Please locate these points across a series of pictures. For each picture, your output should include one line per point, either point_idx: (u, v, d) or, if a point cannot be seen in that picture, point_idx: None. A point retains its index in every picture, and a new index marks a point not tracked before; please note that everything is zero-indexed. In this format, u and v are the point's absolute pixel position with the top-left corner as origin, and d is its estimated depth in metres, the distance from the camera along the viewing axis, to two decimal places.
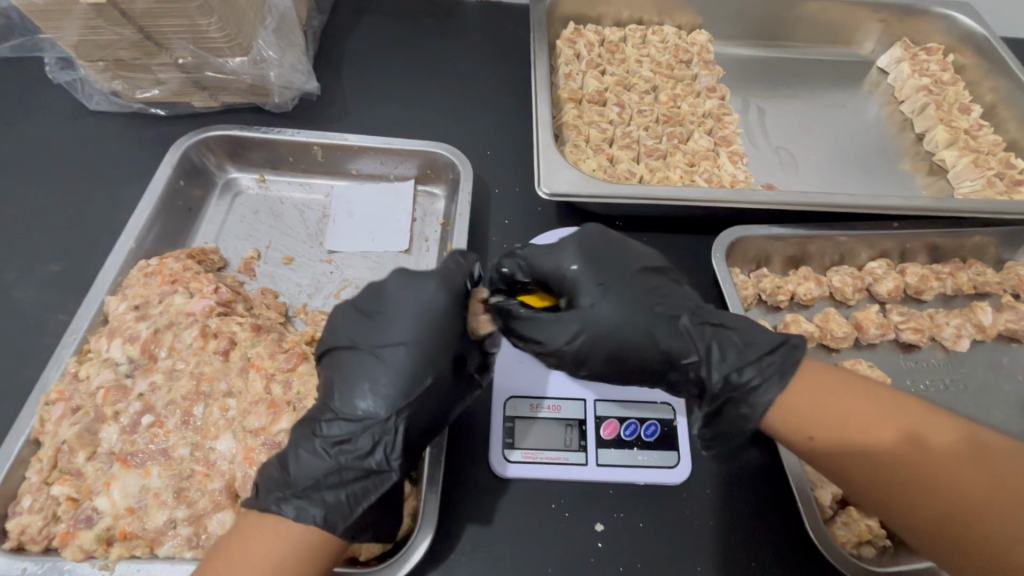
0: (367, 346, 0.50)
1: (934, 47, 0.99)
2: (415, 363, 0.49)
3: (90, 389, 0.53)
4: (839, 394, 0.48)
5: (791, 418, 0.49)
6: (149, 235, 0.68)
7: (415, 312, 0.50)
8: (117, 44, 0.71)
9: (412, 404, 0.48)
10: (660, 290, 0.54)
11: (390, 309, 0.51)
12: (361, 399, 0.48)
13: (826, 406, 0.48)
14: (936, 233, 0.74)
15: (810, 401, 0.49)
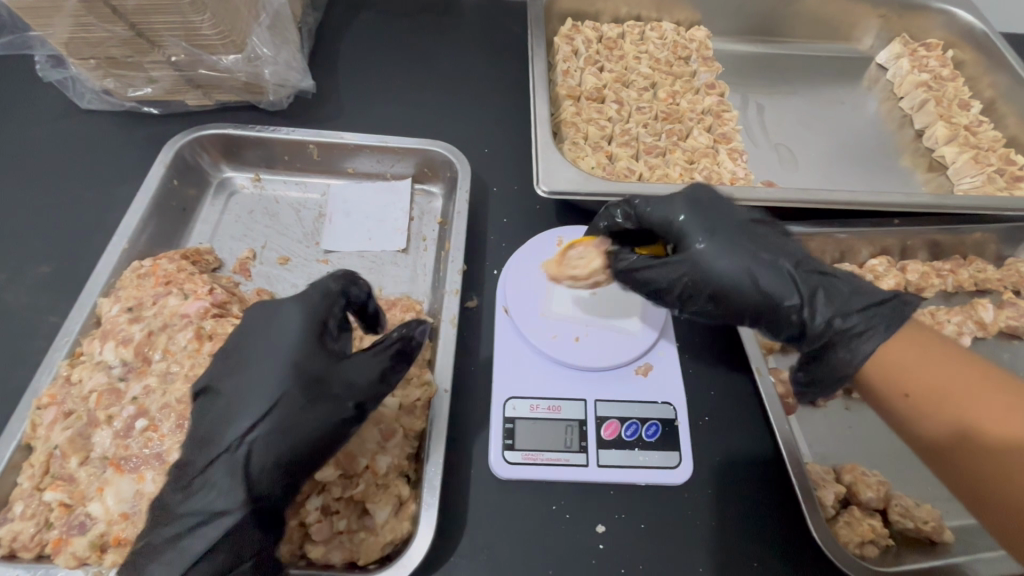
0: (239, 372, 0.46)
1: (934, 43, 0.98)
2: (269, 384, 0.45)
3: (82, 393, 0.52)
4: (945, 367, 0.49)
5: (887, 372, 0.51)
6: (143, 235, 0.67)
7: (281, 338, 0.47)
8: (109, 41, 0.70)
9: (271, 428, 0.44)
10: (768, 241, 0.54)
11: (250, 335, 0.48)
12: (237, 423, 0.44)
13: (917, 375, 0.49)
14: (936, 230, 0.74)
15: (914, 363, 0.50)
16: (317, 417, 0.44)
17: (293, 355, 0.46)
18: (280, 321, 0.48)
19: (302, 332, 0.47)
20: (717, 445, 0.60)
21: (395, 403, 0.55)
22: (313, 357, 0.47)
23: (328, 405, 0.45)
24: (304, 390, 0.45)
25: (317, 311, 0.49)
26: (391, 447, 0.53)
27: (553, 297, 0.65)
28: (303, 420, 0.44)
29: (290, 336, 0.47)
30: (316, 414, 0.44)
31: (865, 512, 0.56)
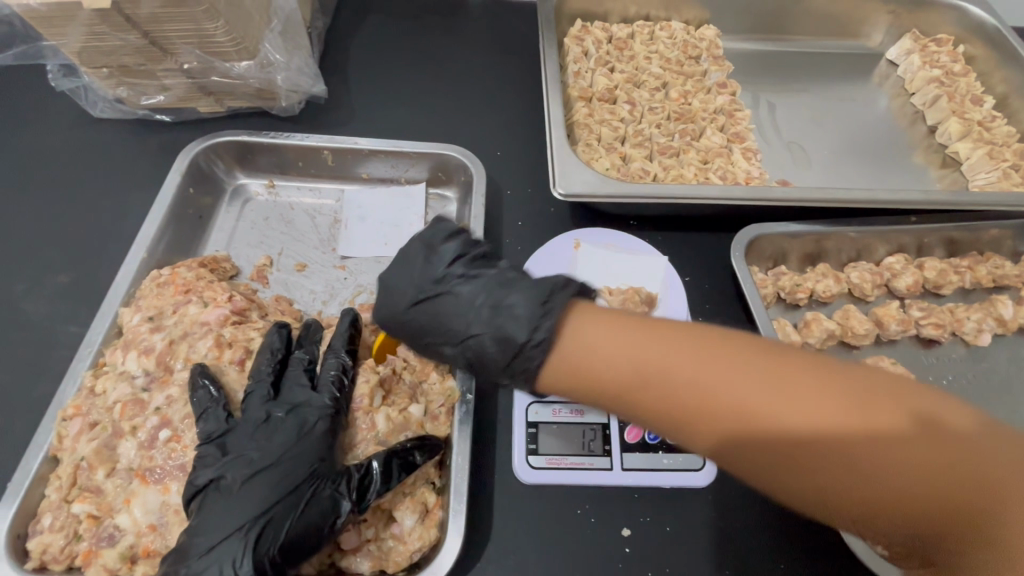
0: (251, 461, 0.48)
1: (944, 39, 0.98)
2: (290, 461, 0.48)
3: (107, 404, 0.52)
4: (665, 354, 0.40)
5: (640, 379, 0.41)
6: (160, 243, 0.67)
7: (297, 435, 0.50)
8: (122, 50, 0.70)
9: (287, 509, 0.46)
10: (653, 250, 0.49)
11: (277, 404, 0.52)
12: (256, 495, 0.47)
13: (718, 413, 0.38)
14: (953, 227, 0.73)
15: (651, 356, 0.40)
16: (313, 518, 0.46)
17: (308, 454, 0.49)
18: (300, 415, 0.51)
19: (321, 434, 0.50)
20: None
21: (420, 410, 0.55)
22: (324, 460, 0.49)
23: (326, 505, 0.46)
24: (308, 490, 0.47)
25: (331, 409, 0.52)
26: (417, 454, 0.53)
27: None
28: (304, 518, 0.46)
29: (312, 436, 0.50)
30: (314, 511, 0.46)
31: None
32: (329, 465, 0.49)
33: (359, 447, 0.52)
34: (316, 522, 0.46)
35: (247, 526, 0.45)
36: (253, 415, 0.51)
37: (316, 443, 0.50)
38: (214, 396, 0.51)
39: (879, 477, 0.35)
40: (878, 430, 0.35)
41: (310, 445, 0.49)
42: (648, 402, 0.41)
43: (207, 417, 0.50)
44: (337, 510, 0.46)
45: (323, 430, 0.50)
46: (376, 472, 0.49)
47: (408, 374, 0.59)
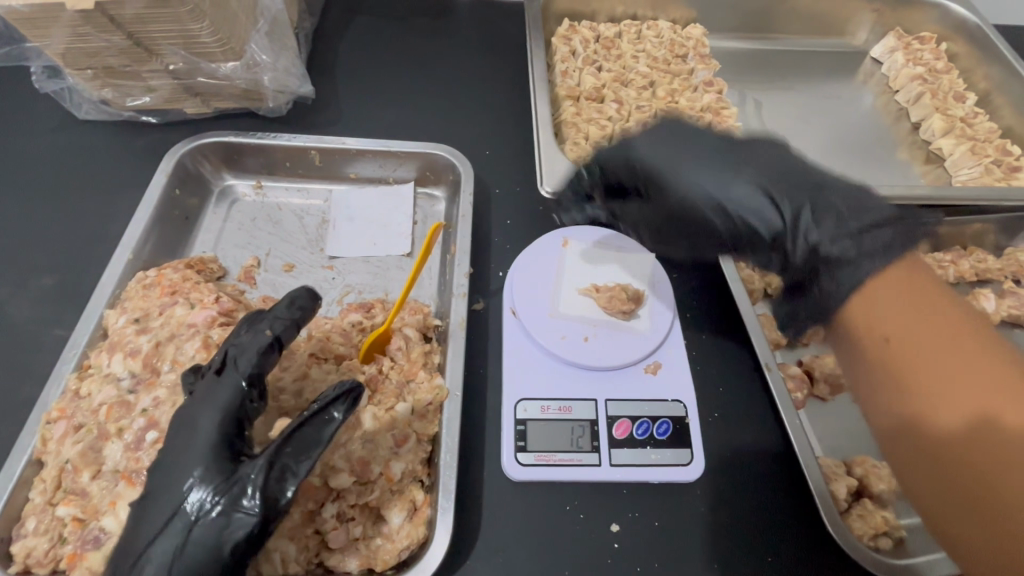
0: (157, 471, 0.43)
1: (927, 37, 1.00)
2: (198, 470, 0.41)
3: (92, 406, 0.52)
4: (925, 323, 0.46)
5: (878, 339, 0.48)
6: (147, 245, 0.67)
7: (194, 439, 0.43)
8: (107, 51, 0.70)
9: (195, 525, 0.40)
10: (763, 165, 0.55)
11: (199, 405, 0.44)
12: (167, 510, 0.41)
13: (931, 394, 0.45)
14: (937, 222, 0.74)
15: (907, 319, 0.47)
16: (207, 540, 0.40)
17: (190, 461, 0.42)
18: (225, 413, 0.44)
19: (209, 433, 0.43)
20: (728, 441, 0.60)
21: (408, 408, 0.55)
22: (211, 468, 0.41)
23: (216, 523, 0.40)
24: (193, 505, 0.40)
25: (232, 404, 0.44)
26: (404, 453, 0.53)
27: (561, 298, 0.65)
28: (192, 546, 0.40)
29: (201, 439, 0.43)
30: (219, 529, 0.40)
31: (878, 505, 0.56)
32: (222, 477, 0.41)
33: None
34: (210, 545, 0.39)
35: (148, 553, 0.40)
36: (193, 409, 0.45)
37: (208, 445, 0.42)
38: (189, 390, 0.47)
39: (952, 453, 0.44)
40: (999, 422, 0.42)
41: (200, 449, 0.42)
42: (874, 353, 0.48)
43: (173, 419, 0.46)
44: (230, 526, 0.40)
45: (213, 429, 0.43)
46: (257, 475, 0.40)
47: (397, 372, 0.58)
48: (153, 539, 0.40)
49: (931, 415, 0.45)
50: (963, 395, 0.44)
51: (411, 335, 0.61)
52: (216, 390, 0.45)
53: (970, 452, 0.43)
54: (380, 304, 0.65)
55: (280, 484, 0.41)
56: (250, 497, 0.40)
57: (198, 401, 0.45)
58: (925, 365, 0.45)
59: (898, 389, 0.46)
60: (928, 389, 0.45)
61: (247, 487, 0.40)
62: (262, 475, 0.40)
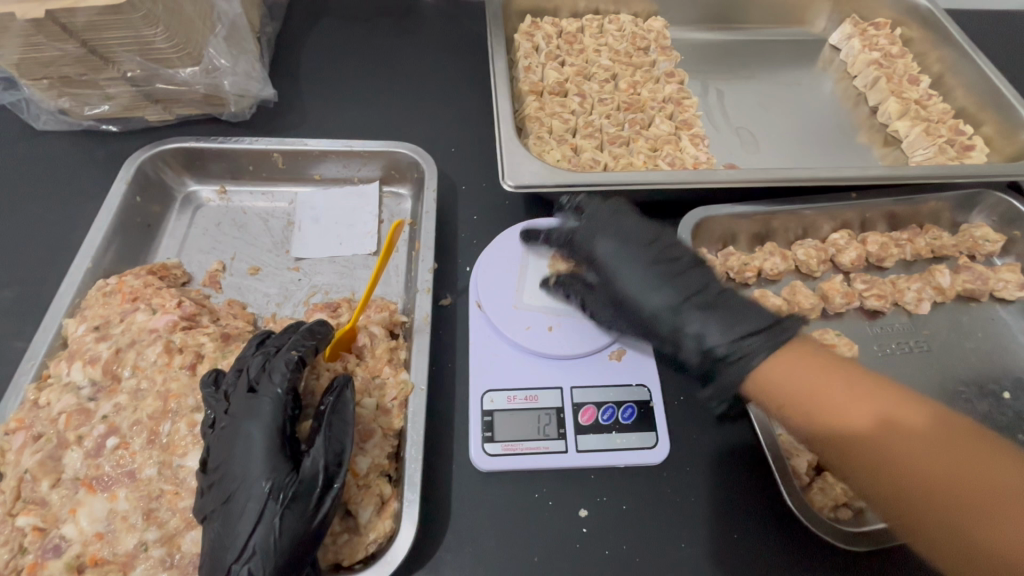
0: (222, 485, 0.45)
1: (882, 22, 1.02)
2: (262, 469, 0.44)
3: (51, 415, 0.52)
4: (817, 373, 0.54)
5: (769, 385, 0.55)
6: (107, 253, 0.66)
7: (248, 450, 0.45)
8: (61, 60, 0.69)
9: (277, 513, 0.43)
10: (683, 279, 0.61)
11: (240, 417, 0.47)
12: (245, 515, 0.43)
13: (861, 396, 0.53)
14: (892, 200, 0.76)
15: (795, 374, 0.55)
16: (297, 523, 0.44)
17: (256, 468, 0.45)
18: (268, 420, 0.47)
19: (259, 439, 0.46)
20: (692, 423, 0.61)
21: (372, 404, 0.56)
22: (277, 467, 0.45)
23: (300, 506, 0.44)
24: (273, 499, 0.44)
25: (274, 411, 0.47)
26: (370, 448, 0.53)
27: (525, 289, 0.66)
28: (285, 531, 0.43)
29: (256, 446, 0.45)
30: (297, 511, 0.44)
31: (838, 478, 0.58)
32: (286, 472, 0.45)
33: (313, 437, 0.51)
34: (301, 527, 0.44)
35: (243, 553, 0.42)
36: (234, 420, 0.47)
37: (264, 449, 0.45)
38: (206, 420, 0.49)
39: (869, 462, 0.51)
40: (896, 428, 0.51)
41: (259, 455, 0.45)
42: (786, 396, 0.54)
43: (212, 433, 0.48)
44: (314, 508, 0.44)
45: (265, 437, 0.46)
46: (322, 456, 0.46)
47: (362, 369, 0.59)
48: (245, 540, 0.43)
49: (847, 415, 0.52)
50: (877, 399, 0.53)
51: (376, 332, 0.61)
52: (250, 405, 0.47)
53: (879, 448, 0.51)
54: (346, 303, 0.66)
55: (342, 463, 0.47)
56: (321, 472, 0.46)
57: (232, 418, 0.47)
58: (839, 384, 0.53)
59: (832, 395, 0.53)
60: (845, 397, 0.53)
61: (319, 468, 0.46)
62: (326, 457, 0.47)
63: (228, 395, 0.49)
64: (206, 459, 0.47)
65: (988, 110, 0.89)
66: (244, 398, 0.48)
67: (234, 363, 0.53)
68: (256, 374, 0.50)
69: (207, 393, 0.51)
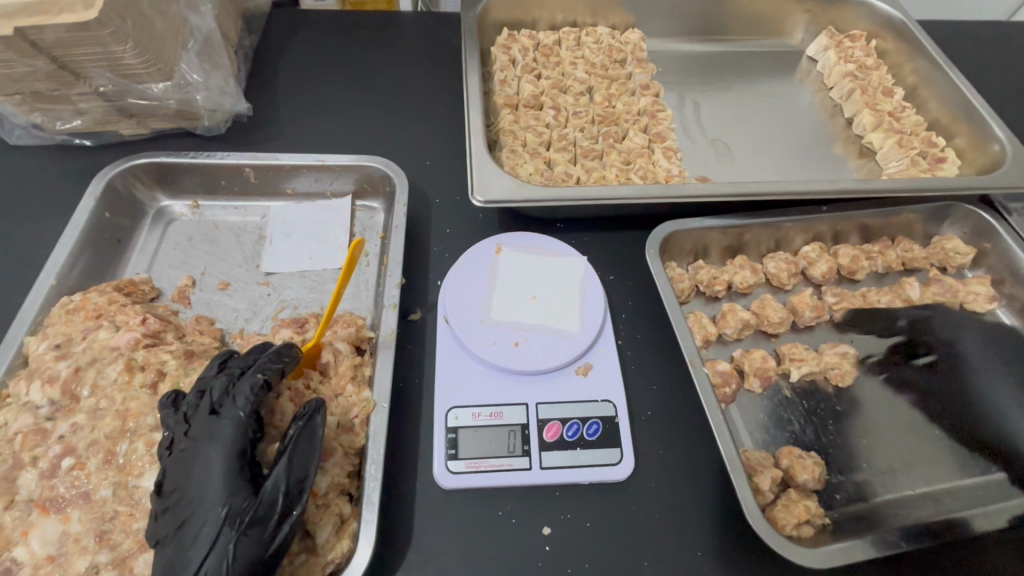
0: (178, 509, 0.45)
1: (858, 34, 1.03)
2: (220, 494, 0.44)
3: (8, 435, 0.51)
4: None
5: None
6: (74, 269, 0.66)
7: (206, 473, 0.45)
8: (32, 76, 0.69)
9: (233, 539, 0.43)
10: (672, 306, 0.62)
11: (199, 441, 0.47)
12: (199, 540, 0.43)
13: None
14: (863, 213, 0.76)
15: None
16: (253, 549, 0.43)
17: (213, 492, 0.44)
18: (228, 443, 0.47)
19: (218, 463, 0.46)
20: (658, 439, 0.61)
21: (333, 422, 0.55)
22: (234, 491, 0.45)
23: (257, 531, 0.44)
24: (230, 524, 0.43)
25: (234, 434, 0.47)
26: (330, 467, 0.53)
27: (493, 304, 0.66)
28: (239, 557, 0.43)
29: (214, 471, 0.45)
30: (253, 536, 0.43)
31: (801, 495, 0.57)
32: (245, 496, 0.45)
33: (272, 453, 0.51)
34: (256, 553, 0.43)
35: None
36: (192, 443, 0.47)
37: (224, 472, 0.45)
38: (165, 442, 0.49)
39: None
40: None
41: (217, 479, 0.45)
42: None
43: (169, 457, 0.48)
44: (271, 533, 0.44)
45: (224, 461, 0.46)
46: (283, 480, 0.46)
47: (326, 386, 0.59)
48: (197, 567, 0.42)
49: None
50: None
51: (341, 349, 0.61)
52: (212, 426, 0.47)
53: None
54: (313, 319, 0.66)
55: (305, 486, 0.47)
56: (281, 497, 0.45)
57: (192, 439, 0.47)
58: None
59: None
60: None
61: (279, 493, 0.45)
62: (287, 481, 0.46)
63: (189, 417, 0.49)
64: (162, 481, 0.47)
65: (960, 122, 0.89)
66: (206, 420, 0.48)
67: (195, 384, 0.53)
68: (219, 394, 0.50)
69: (166, 415, 0.50)
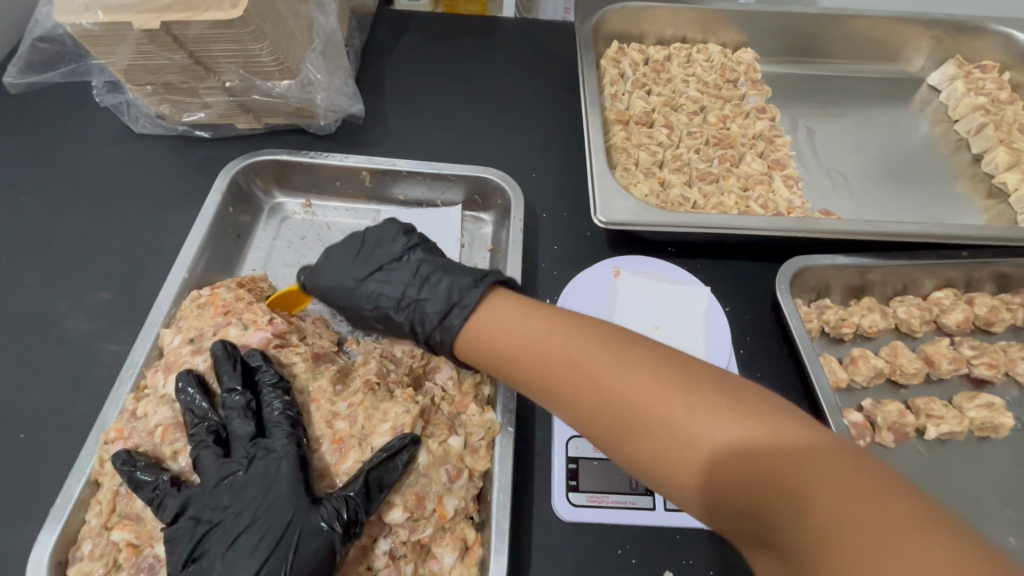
0: (232, 524, 0.46)
1: (990, 65, 0.96)
2: (279, 503, 0.46)
3: (148, 427, 0.52)
4: (643, 371, 0.43)
5: (560, 378, 0.47)
6: (200, 262, 0.67)
7: (267, 484, 0.47)
8: (167, 68, 0.71)
9: (294, 546, 0.44)
10: None
11: (261, 452, 0.49)
12: (255, 548, 0.44)
13: (679, 403, 0.41)
14: (1006, 262, 0.71)
15: (608, 368, 0.45)
16: (315, 555, 0.45)
17: (276, 500, 0.46)
18: (277, 456, 0.48)
19: (280, 474, 0.47)
20: None
21: (460, 443, 0.54)
22: (299, 500, 0.46)
23: (318, 540, 0.45)
24: (295, 530, 0.45)
25: (294, 446, 0.49)
26: (457, 489, 0.52)
27: None
28: (300, 565, 0.44)
29: (276, 481, 0.47)
30: (318, 544, 0.45)
31: None
32: (308, 502, 0.46)
33: (337, 473, 0.51)
34: (315, 561, 0.45)
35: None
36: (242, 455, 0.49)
37: (278, 489, 0.46)
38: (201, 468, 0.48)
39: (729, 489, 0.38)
40: (780, 444, 0.38)
41: (278, 490, 0.46)
42: (585, 407, 0.45)
43: (206, 465, 0.48)
44: (332, 541, 0.45)
45: (287, 471, 0.47)
46: (351, 491, 0.47)
47: (447, 403, 0.57)
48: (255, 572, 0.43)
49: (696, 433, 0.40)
50: (727, 409, 0.40)
51: (461, 365, 0.60)
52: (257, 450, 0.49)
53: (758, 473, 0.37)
54: None
55: (370, 504, 0.48)
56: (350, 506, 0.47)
57: (245, 461, 0.48)
58: (658, 382, 0.42)
59: (642, 400, 0.42)
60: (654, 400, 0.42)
61: (345, 503, 0.47)
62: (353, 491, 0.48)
63: (235, 442, 0.50)
64: (202, 505, 0.47)
65: None
66: (256, 444, 0.50)
67: (223, 387, 0.53)
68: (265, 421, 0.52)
69: (196, 441, 0.50)
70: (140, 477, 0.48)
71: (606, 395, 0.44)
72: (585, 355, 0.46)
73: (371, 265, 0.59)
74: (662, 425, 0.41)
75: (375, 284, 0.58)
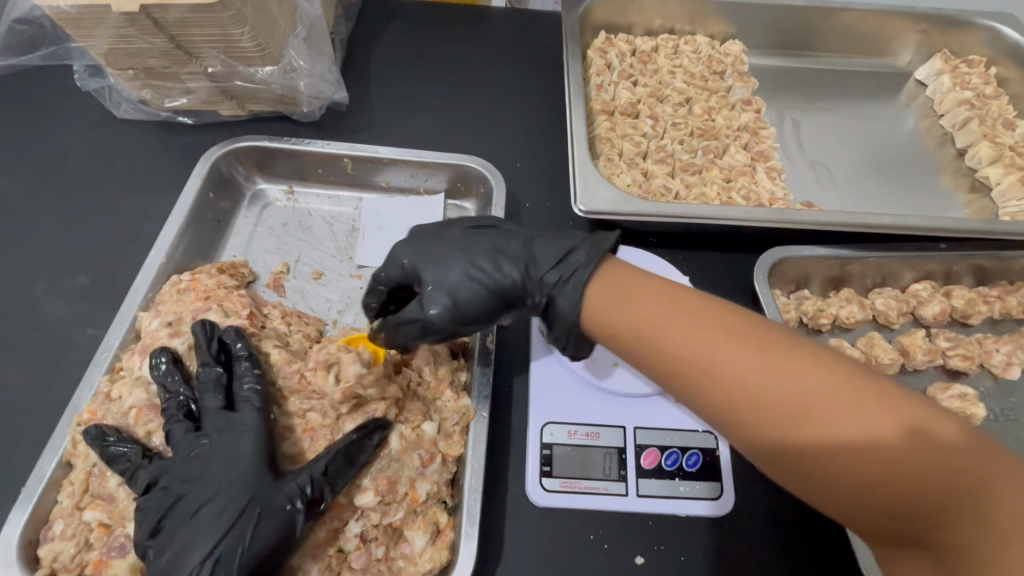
0: (196, 497, 0.46)
1: (976, 60, 0.96)
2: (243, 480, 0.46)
3: (122, 409, 0.52)
4: (792, 367, 0.40)
5: (695, 367, 0.43)
6: (179, 247, 0.67)
7: (230, 462, 0.47)
8: (148, 53, 0.70)
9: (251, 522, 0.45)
10: None
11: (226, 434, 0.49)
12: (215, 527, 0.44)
13: (841, 400, 0.38)
14: (983, 255, 0.71)
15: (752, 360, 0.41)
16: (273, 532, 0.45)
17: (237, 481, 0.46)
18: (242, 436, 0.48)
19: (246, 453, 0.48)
20: (759, 477, 0.58)
21: (433, 428, 0.55)
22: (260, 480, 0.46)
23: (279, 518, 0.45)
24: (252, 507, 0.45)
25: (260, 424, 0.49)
26: (430, 473, 0.52)
27: None
28: (257, 542, 0.44)
29: (240, 458, 0.47)
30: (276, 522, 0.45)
31: None
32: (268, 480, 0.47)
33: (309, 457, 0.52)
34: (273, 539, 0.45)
35: (204, 563, 0.43)
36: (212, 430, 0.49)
37: (240, 466, 0.47)
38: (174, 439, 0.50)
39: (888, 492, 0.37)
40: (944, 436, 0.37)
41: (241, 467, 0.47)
42: (730, 406, 0.41)
43: (177, 440, 0.49)
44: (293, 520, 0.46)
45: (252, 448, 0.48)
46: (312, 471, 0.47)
47: (423, 390, 0.58)
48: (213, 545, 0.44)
49: (868, 431, 0.37)
50: (893, 408, 0.38)
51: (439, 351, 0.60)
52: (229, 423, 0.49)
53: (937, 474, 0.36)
54: None
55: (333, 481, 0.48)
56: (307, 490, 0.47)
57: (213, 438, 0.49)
58: (807, 375, 0.40)
59: (799, 393, 0.39)
60: (811, 397, 0.39)
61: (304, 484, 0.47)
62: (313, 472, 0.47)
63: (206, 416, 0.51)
64: (173, 477, 0.47)
65: None
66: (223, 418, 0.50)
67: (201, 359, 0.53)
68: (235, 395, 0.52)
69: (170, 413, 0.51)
70: (114, 451, 0.49)
71: (758, 392, 0.40)
72: (783, 376, 0.40)
73: (458, 256, 0.53)
74: (817, 421, 0.38)
75: (474, 272, 0.53)
